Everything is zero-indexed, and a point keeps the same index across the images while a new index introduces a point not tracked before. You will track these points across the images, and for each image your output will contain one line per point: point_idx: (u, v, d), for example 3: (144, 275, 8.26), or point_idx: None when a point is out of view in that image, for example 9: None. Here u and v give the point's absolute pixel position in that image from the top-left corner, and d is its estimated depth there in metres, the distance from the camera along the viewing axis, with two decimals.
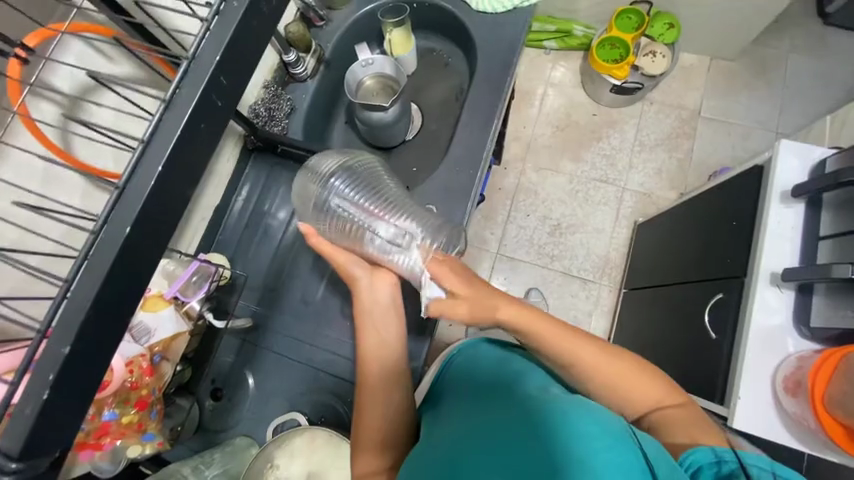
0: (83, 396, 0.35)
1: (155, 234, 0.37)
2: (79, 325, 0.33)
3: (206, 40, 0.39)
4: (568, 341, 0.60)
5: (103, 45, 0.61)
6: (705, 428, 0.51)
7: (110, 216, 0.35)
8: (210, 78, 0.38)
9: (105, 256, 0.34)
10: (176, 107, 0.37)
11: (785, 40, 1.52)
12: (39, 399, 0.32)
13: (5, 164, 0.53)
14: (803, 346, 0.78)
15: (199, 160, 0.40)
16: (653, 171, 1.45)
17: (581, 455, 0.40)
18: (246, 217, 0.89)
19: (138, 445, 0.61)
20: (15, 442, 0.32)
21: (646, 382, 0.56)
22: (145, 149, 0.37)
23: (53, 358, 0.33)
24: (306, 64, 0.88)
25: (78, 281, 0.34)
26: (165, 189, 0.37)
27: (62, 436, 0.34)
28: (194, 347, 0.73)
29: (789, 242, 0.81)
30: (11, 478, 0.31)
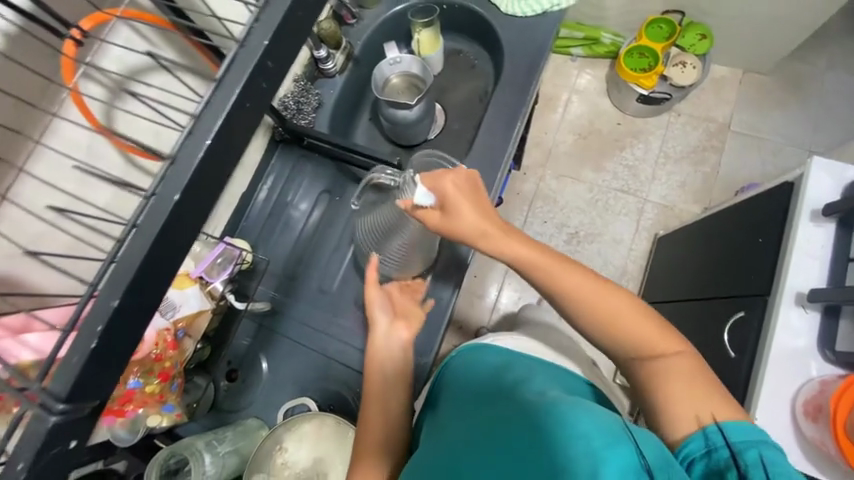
0: (122, 353, 0.37)
1: (199, 205, 0.39)
2: (128, 283, 0.35)
3: (255, 28, 0.41)
4: (564, 271, 0.59)
5: (148, 30, 0.64)
6: (704, 394, 0.49)
7: (160, 186, 0.37)
8: (258, 61, 0.40)
9: (154, 222, 0.36)
10: (226, 87, 0.39)
11: (823, 56, 1.47)
12: (88, 347, 0.34)
13: (54, 136, 0.56)
14: (827, 370, 0.76)
15: (241, 140, 0.41)
16: (677, 184, 1.42)
17: (577, 453, 0.39)
18: (269, 207, 0.92)
19: (158, 415, 0.65)
20: (63, 387, 0.33)
21: (646, 321, 0.55)
22: (194, 125, 0.39)
23: (102, 311, 0.35)
24: (336, 60, 0.91)
25: (130, 243, 0.36)
26: (210, 165, 0.39)
27: (102, 388, 0.36)
28: (215, 327, 0.75)
29: (816, 263, 0.79)
30: (58, 418, 0.33)
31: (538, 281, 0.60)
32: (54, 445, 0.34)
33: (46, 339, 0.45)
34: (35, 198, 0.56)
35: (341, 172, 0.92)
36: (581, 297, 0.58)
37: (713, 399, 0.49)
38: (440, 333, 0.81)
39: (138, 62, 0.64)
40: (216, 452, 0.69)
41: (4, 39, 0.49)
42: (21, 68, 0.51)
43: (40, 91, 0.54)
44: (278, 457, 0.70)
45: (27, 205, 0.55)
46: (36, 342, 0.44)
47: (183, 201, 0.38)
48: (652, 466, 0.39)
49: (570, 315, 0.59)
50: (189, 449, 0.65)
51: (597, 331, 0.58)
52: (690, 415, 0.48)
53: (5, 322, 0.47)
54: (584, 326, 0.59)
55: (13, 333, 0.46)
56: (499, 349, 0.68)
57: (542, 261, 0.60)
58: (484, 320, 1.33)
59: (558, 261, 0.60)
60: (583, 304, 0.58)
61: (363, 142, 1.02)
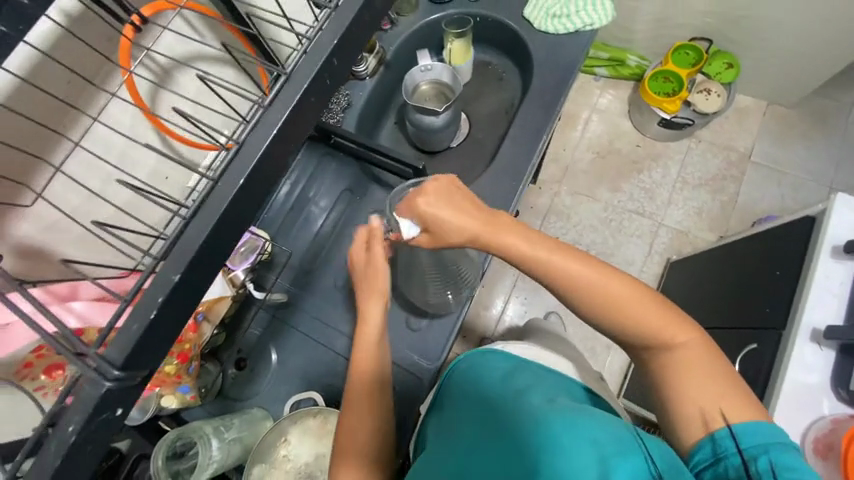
0: (174, 327, 0.38)
1: (257, 190, 0.41)
2: (189, 259, 0.37)
3: (324, 28, 0.42)
4: (560, 257, 0.57)
5: (194, 18, 0.66)
6: (713, 388, 0.49)
7: (224, 172, 0.39)
8: (325, 59, 0.41)
9: (217, 203, 0.38)
10: (295, 79, 0.41)
11: (850, 93, 1.47)
12: (147, 318, 0.35)
13: (106, 113, 0.59)
14: (839, 410, 0.74)
15: (300, 132, 0.43)
16: (693, 210, 1.42)
17: (591, 464, 0.42)
18: (291, 201, 0.92)
19: (172, 395, 0.67)
20: (119, 354, 0.34)
21: (649, 308, 0.54)
22: (263, 113, 0.40)
23: (164, 283, 0.36)
24: (368, 63, 0.93)
25: (194, 221, 0.38)
26: (271, 153, 0.40)
27: (151, 360, 0.37)
28: (231, 314, 0.79)
29: (835, 301, 0.78)
30: (112, 384, 0.34)
31: (537, 271, 0.58)
32: (103, 410, 0.34)
33: (94, 309, 0.46)
34: (85, 174, 0.59)
35: (362, 172, 0.93)
36: (584, 288, 0.56)
37: (722, 393, 0.49)
38: (451, 337, 0.82)
39: (184, 49, 0.66)
40: (223, 438, 0.70)
41: (66, 17, 0.51)
42: (82, 45, 0.53)
43: (95, 69, 0.56)
44: (281, 450, 0.71)
45: (72, 176, 0.58)
46: (84, 310, 0.46)
47: (246, 186, 0.39)
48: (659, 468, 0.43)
49: (574, 305, 0.58)
50: (197, 433, 0.66)
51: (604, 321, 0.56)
52: (696, 409, 0.48)
53: (52, 287, 0.46)
54: (588, 314, 0.57)
55: (59, 300, 0.46)
56: (503, 353, 0.67)
57: (541, 252, 0.58)
58: (489, 330, 1.33)
59: (553, 248, 0.58)
60: (587, 295, 0.56)
61: (387, 143, 1.04)
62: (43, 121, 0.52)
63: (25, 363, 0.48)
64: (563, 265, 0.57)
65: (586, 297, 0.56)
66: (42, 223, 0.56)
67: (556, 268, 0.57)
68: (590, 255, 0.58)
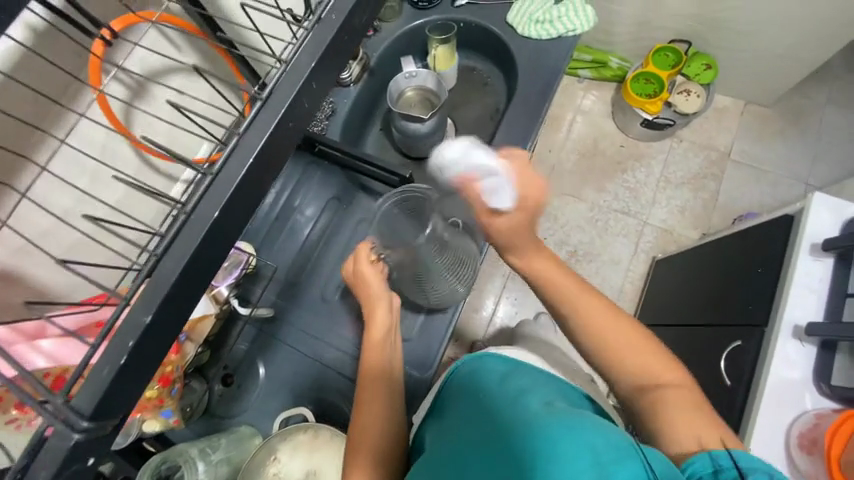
0: (149, 367, 0.36)
1: (236, 218, 0.39)
2: (162, 297, 0.35)
3: (302, 49, 0.41)
4: (574, 289, 0.61)
5: (173, 34, 0.65)
6: (705, 422, 0.49)
7: (199, 203, 0.37)
8: (304, 82, 0.40)
9: (192, 235, 0.36)
10: (271, 105, 0.40)
11: (822, 92, 1.51)
12: (117, 363, 0.33)
13: (73, 133, 0.57)
14: (822, 404, 0.76)
15: (280, 155, 0.42)
16: (676, 208, 1.44)
17: (587, 467, 0.40)
18: (276, 211, 0.90)
19: (154, 419, 0.65)
20: (89, 402, 0.33)
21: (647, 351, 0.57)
22: (240, 139, 0.39)
23: (134, 325, 0.34)
24: (352, 70, 0.91)
25: (168, 256, 0.36)
26: (248, 182, 0.39)
27: (125, 403, 0.35)
28: (214, 333, 0.77)
29: (814, 297, 0.80)
30: (81, 436, 0.32)
31: (551, 297, 0.62)
32: (74, 461, 0.33)
33: (64, 347, 0.43)
34: (50, 196, 0.56)
35: (349, 180, 0.92)
36: (590, 318, 0.59)
37: (713, 429, 0.49)
38: (442, 346, 0.81)
39: (159, 64, 0.64)
40: (209, 460, 0.68)
41: (30, 34, 0.49)
42: (47, 65, 0.51)
43: (62, 89, 0.54)
44: (271, 468, 0.68)
45: (43, 202, 0.56)
46: (52, 348, 0.42)
47: (222, 217, 0.38)
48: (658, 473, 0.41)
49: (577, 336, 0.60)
50: (183, 456, 0.64)
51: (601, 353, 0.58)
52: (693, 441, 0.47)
53: (19, 325, 0.44)
54: (586, 345, 0.60)
55: (27, 339, 0.43)
56: (501, 356, 0.67)
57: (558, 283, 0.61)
58: (480, 334, 1.32)
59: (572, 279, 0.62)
60: (591, 324, 0.59)
61: (373, 151, 1.03)
62: (8, 146, 0.51)
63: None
64: (576, 296, 0.61)
65: (592, 328, 0.59)
66: (9, 247, 0.54)
67: (567, 296, 0.61)
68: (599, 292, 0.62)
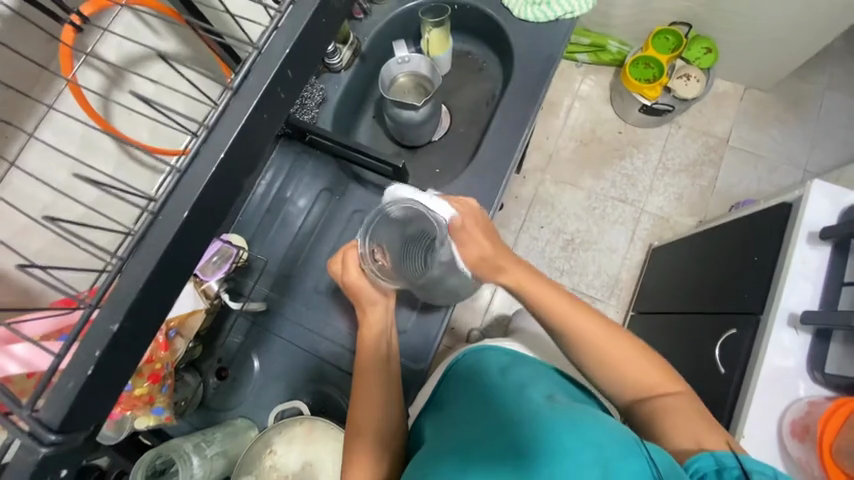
0: (121, 375, 0.35)
1: (211, 218, 0.38)
2: (129, 304, 0.34)
3: (277, 33, 0.39)
4: (563, 305, 0.63)
5: (152, 20, 0.63)
6: (703, 425, 0.53)
7: (168, 201, 0.36)
8: (278, 69, 0.38)
9: (161, 237, 0.35)
10: (244, 95, 0.38)
11: (824, 76, 1.49)
12: (84, 374, 0.32)
13: (48, 126, 0.55)
14: (815, 391, 0.76)
15: (257, 149, 0.40)
16: (673, 196, 1.43)
17: (592, 464, 0.42)
18: (267, 202, 0.88)
19: (146, 417, 0.65)
20: (55, 415, 0.32)
21: (641, 361, 0.59)
22: (209, 132, 0.37)
23: (101, 334, 0.33)
24: (342, 55, 0.88)
25: (133, 261, 0.34)
26: (221, 179, 0.37)
27: (99, 412, 0.34)
28: (207, 326, 0.78)
29: (811, 285, 0.80)
30: (49, 450, 0.32)
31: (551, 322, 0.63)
32: (44, 475, 0.32)
33: (36, 354, 0.42)
34: (24, 193, 0.54)
35: (341, 170, 0.90)
36: (592, 343, 0.60)
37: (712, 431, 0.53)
38: (436, 336, 0.80)
39: (137, 52, 0.62)
40: (204, 455, 0.68)
41: None
42: (17, 56, 0.50)
43: (32, 80, 0.52)
44: (267, 460, 0.68)
45: (14, 200, 0.54)
46: (25, 354, 0.41)
47: (192, 219, 0.36)
48: (659, 466, 0.43)
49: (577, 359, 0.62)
50: (177, 451, 0.64)
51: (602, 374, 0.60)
52: (693, 441, 0.52)
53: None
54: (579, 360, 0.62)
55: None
56: (504, 348, 0.67)
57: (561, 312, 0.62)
58: (476, 322, 1.32)
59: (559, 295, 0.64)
60: (592, 347, 0.60)
61: (365, 140, 1.00)
62: None
63: None
64: (565, 317, 0.62)
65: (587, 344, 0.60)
66: None
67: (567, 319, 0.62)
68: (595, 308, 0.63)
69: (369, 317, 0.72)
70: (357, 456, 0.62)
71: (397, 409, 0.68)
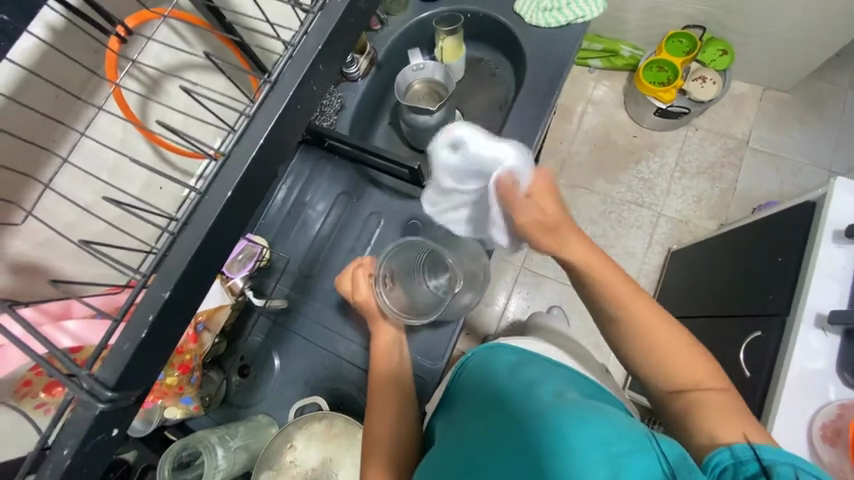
0: (167, 345, 0.38)
1: (248, 203, 0.41)
2: (180, 275, 0.36)
3: (309, 32, 0.42)
4: (619, 290, 0.60)
5: (182, 27, 0.67)
6: (739, 422, 0.49)
7: (211, 184, 0.38)
8: (310, 65, 0.41)
9: (205, 216, 0.38)
10: (280, 88, 0.41)
11: (846, 75, 1.46)
12: (138, 337, 0.35)
13: (95, 129, 0.60)
14: (846, 394, 0.73)
15: (285, 142, 0.43)
16: (692, 199, 1.41)
17: (601, 460, 0.41)
18: (288, 206, 0.92)
19: (175, 407, 0.70)
20: (112, 374, 0.34)
21: (690, 359, 0.56)
22: (249, 123, 0.40)
23: (154, 300, 0.36)
24: (360, 64, 0.92)
25: (183, 236, 0.37)
26: (256, 169, 0.40)
27: (146, 378, 0.37)
28: (230, 323, 0.83)
29: (839, 283, 0.77)
30: (106, 406, 0.34)
31: (600, 297, 0.61)
32: (98, 431, 0.34)
33: (87, 328, 0.46)
34: (72, 186, 0.58)
35: (359, 174, 0.93)
36: (642, 324, 0.58)
37: (751, 429, 0.49)
38: (455, 331, 0.81)
39: (174, 58, 0.67)
40: (228, 447, 0.70)
41: (49, 31, 0.52)
42: (67, 60, 0.54)
43: (81, 83, 0.57)
44: (287, 456, 0.70)
45: (64, 192, 0.58)
46: (77, 329, 0.45)
47: (233, 199, 0.39)
48: (673, 465, 0.41)
49: (625, 348, 0.60)
50: (203, 443, 0.66)
51: (643, 357, 0.58)
52: (706, 437, 0.49)
53: (44, 306, 0.46)
54: (630, 350, 0.59)
55: (51, 320, 0.45)
56: (514, 347, 0.67)
57: (610, 281, 0.60)
58: (492, 327, 1.31)
59: (621, 280, 0.61)
60: (637, 328, 0.58)
61: (382, 144, 1.03)
62: (31, 138, 0.53)
63: (25, 381, 0.49)
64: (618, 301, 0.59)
65: (638, 329, 0.58)
66: (35, 239, 0.57)
67: (614, 292, 0.60)
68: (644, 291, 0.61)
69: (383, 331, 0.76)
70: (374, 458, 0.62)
71: (408, 416, 0.69)
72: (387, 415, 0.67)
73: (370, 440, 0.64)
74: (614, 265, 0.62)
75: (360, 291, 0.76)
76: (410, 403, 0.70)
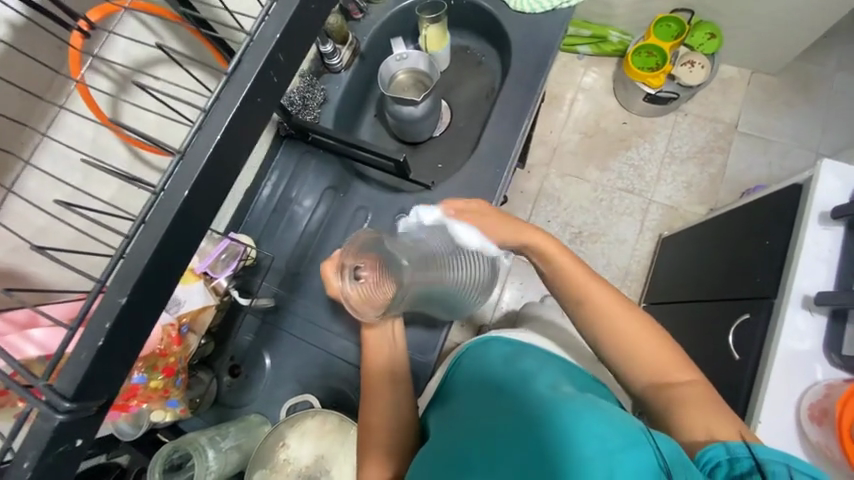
0: (131, 351, 0.37)
1: (211, 200, 0.39)
2: (137, 280, 0.35)
3: (267, 20, 0.40)
4: (587, 286, 0.63)
5: (152, 22, 0.65)
6: (716, 415, 0.50)
7: (171, 181, 0.37)
8: (270, 55, 0.40)
9: (164, 216, 0.36)
10: (238, 80, 0.39)
11: (833, 56, 1.46)
12: (95, 345, 0.34)
13: (61, 130, 0.58)
14: (832, 374, 0.74)
15: (249, 137, 0.41)
16: (682, 184, 1.41)
17: (596, 453, 0.40)
18: (274, 202, 0.91)
19: (161, 410, 0.68)
20: (70, 384, 0.34)
21: (661, 353, 0.57)
22: (206, 117, 0.39)
23: (111, 307, 0.35)
24: (342, 55, 0.90)
25: (139, 239, 0.36)
26: (216, 165, 0.39)
27: (109, 385, 0.36)
28: (217, 323, 0.82)
29: (825, 265, 0.78)
30: (64, 417, 0.33)
31: (570, 295, 0.63)
32: (60, 442, 0.34)
33: (52, 335, 0.45)
34: (41, 190, 0.56)
35: (344, 168, 0.91)
36: (612, 326, 0.60)
37: (730, 422, 0.49)
38: (441, 328, 0.81)
39: (143, 54, 0.65)
40: (219, 448, 0.69)
41: (8, 29, 0.50)
42: (30, 60, 0.52)
43: (46, 84, 0.55)
44: (280, 454, 0.69)
45: (31, 197, 0.56)
46: (42, 337, 0.45)
47: (192, 197, 0.37)
48: (669, 461, 0.41)
49: (598, 343, 0.61)
50: (193, 444, 0.66)
51: (615, 353, 0.59)
52: (703, 432, 0.49)
53: (10, 315, 0.46)
54: (601, 346, 0.61)
55: (18, 328, 0.46)
56: (506, 339, 0.67)
57: (574, 275, 0.63)
58: (486, 318, 1.31)
59: (589, 278, 0.63)
60: (609, 321, 0.60)
61: (368, 138, 1.01)
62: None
63: None
64: (587, 295, 0.62)
65: (607, 323, 0.60)
66: (5, 246, 0.55)
67: (580, 286, 0.63)
68: (614, 287, 0.63)
69: (375, 338, 0.69)
70: (374, 456, 0.61)
71: (407, 407, 0.66)
72: (384, 406, 0.64)
73: (367, 436, 0.63)
74: (581, 264, 0.66)
75: (331, 285, 0.65)
76: (408, 395, 0.67)
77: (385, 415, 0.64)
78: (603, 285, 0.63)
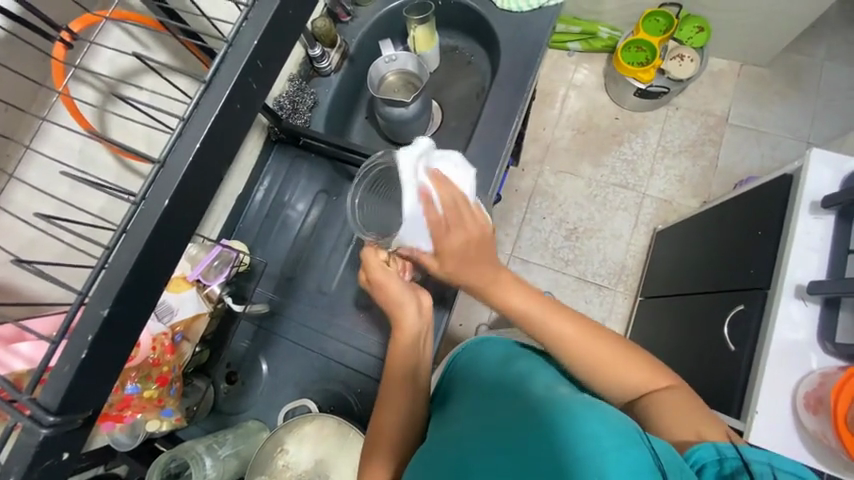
0: (115, 363, 0.37)
1: (192, 209, 0.39)
2: (119, 291, 0.35)
3: (245, 26, 0.40)
4: (546, 319, 0.61)
5: (138, 31, 0.65)
6: (693, 417, 0.51)
7: (151, 189, 0.37)
8: (247, 61, 0.40)
9: (144, 226, 0.36)
10: (216, 87, 0.39)
11: (821, 45, 1.47)
12: (78, 358, 0.34)
13: (46, 141, 0.57)
14: (827, 362, 0.75)
15: (231, 145, 0.41)
16: (675, 178, 1.42)
17: (592, 452, 0.40)
18: (266, 207, 0.91)
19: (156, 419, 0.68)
20: (53, 398, 0.34)
21: (630, 368, 0.57)
22: (185, 126, 0.38)
23: (93, 320, 0.35)
24: (331, 58, 0.90)
25: (120, 250, 0.36)
26: (196, 173, 0.39)
27: (94, 397, 0.36)
28: (213, 330, 0.77)
29: (816, 254, 0.78)
30: (49, 430, 0.33)
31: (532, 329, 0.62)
32: (46, 456, 0.34)
33: (39, 349, 0.46)
34: (28, 204, 0.56)
35: (336, 172, 0.91)
36: (588, 360, 0.58)
37: (707, 424, 0.50)
38: (439, 328, 0.82)
39: (129, 64, 0.64)
40: (216, 456, 0.69)
41: None
42: (14, 75, 0.52)
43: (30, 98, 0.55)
44: (279, 460, 0.69)
45: (17, 211, 0.56)
46: (29, 351, 0.45)
47: (173, 207, 0.37)
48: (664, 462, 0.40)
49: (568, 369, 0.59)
50: (189, 453, 0.65)
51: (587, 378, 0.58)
52: (693, 434, 0.48)
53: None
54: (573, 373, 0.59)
55: (5, 342, 0.46)
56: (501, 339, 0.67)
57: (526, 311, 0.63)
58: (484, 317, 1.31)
59: (547, 310, 0.62)
60: (573, 351, 0.58)
61: (360, 140, 1.01)
62: None
63: None
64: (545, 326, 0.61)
65: (572, 352, 0.58)
66: None
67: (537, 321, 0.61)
68: (573, 310, 0.62)
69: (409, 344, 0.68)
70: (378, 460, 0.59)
71: (421, 411, 0.64)
72: (396, 407, 0.63)
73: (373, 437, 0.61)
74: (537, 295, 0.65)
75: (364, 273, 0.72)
76: (423, 400, 0.65)
77: (397, 417, 0.63)
78: (561, 314, 0.61)
